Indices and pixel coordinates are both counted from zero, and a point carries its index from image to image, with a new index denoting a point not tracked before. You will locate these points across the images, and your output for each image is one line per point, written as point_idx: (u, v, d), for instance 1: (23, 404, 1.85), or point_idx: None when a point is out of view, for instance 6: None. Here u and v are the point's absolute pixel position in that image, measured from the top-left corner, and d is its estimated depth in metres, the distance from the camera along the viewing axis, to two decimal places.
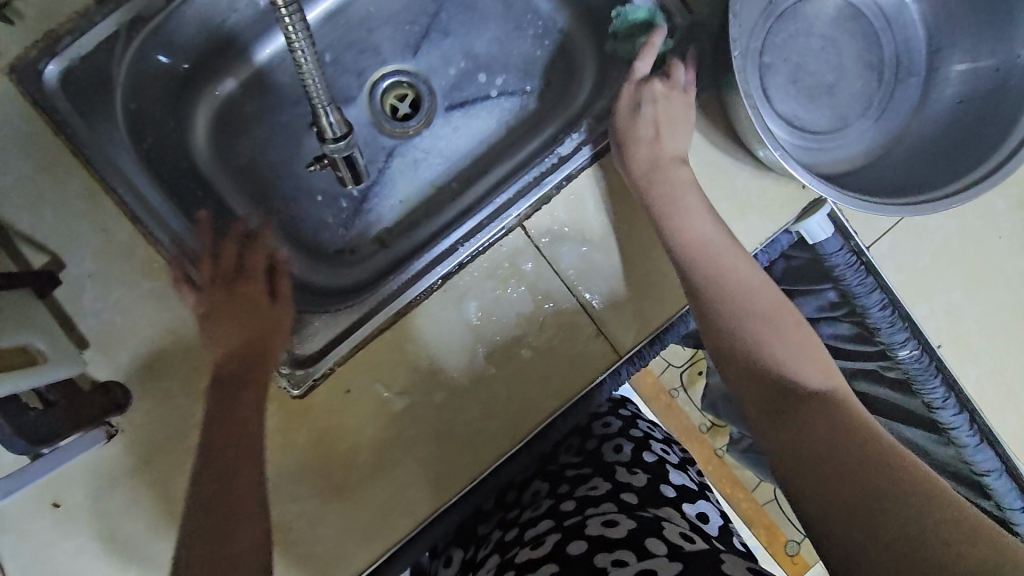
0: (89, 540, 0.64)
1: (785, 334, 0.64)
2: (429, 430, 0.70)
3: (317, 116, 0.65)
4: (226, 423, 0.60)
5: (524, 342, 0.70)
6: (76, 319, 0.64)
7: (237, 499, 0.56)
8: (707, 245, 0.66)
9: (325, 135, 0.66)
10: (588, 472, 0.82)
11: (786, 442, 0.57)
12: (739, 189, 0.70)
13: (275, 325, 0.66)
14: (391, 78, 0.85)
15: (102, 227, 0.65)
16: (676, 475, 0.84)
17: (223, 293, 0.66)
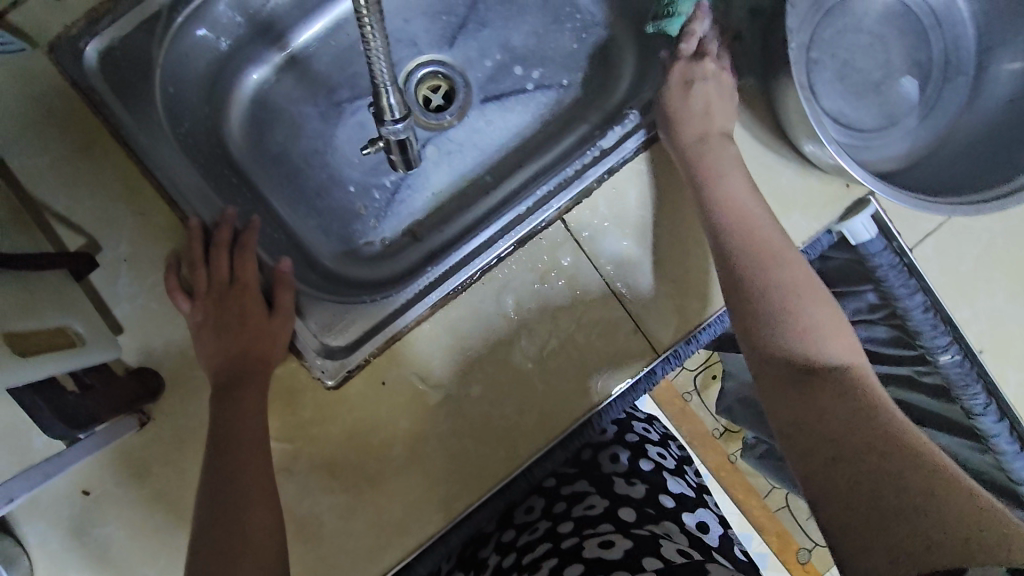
0: (118, 528, 0.63)
1: (813, 324, 0.61)
2: (463, 425, 0.69)
3: (379, 97, 0.61)
4: (232, 433, 0.58)
5: (562, 336, 0.69)
6: (111, 303, 0.63)
7: (249, 510, 0.55)
8: (732, 235, 0.64)
9: (385, 116, 0.63)
10: (586, 487, 0.81)
11: (802, 434, 0.55)
12: (783, 186, 0.69)
13: (272, 341, 0.62)
14: (428, 69, 0.84)
15: (140, 211, 0.64)
16: (674, 483, 0.84)
17: (216, 307, 0.62)
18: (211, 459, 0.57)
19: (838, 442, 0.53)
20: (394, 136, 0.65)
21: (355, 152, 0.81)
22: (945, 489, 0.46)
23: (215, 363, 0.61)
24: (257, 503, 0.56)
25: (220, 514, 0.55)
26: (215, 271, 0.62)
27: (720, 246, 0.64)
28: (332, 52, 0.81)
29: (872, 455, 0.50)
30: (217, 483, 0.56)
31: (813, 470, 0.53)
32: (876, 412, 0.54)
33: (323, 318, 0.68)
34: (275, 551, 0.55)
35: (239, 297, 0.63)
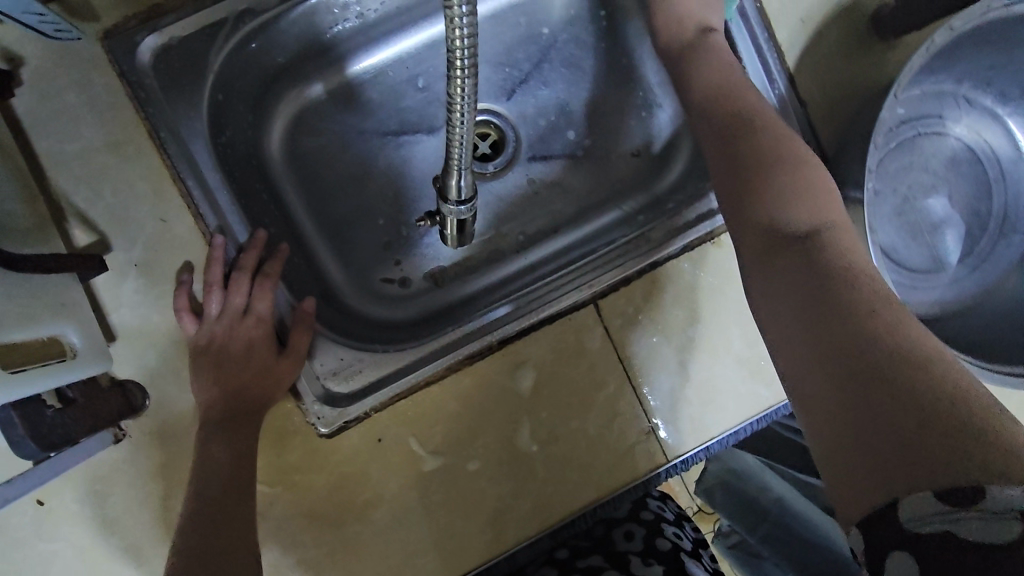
0: (66, 547, 0.58)
1: (801, 203, 0.52)
2: (456, 497, 0.65)
3: (447, 177, 0.61)
4: (219, 480, 0.54)
5: (573, 423, 0.66)
6: (110, 309, 0.59)
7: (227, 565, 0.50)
8: (718, 151, 0.59)
9: (449, 195, 0.63)
10: (601, 562, 0.76)
11: (782, 325, 0.48)
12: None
13: (277, 383, 0.59)
14: (480, 116, 0.82)
15: (163, 216, 0.61)
16: (695, 567, 0.77)
17: (224, 334, 0.59)
18: (195, 503, 0.53)
19: (808, 333, 0.45)
20: (453, 216, 0.65)
21: (391, 186, 0.79)
22: (922, 382, 0.39)
23: (210, 396, 0.57)
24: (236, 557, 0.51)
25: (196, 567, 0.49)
26: (232, 296, 0.60)
27: (718, 160, 0.59)
28: (388, 83, 0.79)
29: (844, 341, 0.43)
30: (196, 532, 0.51)
31: (789, 365, 0.46)
32: (854, 284, 0.45)
33: (331, 361, 0.65)
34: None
35: (252, 328, 0.60)
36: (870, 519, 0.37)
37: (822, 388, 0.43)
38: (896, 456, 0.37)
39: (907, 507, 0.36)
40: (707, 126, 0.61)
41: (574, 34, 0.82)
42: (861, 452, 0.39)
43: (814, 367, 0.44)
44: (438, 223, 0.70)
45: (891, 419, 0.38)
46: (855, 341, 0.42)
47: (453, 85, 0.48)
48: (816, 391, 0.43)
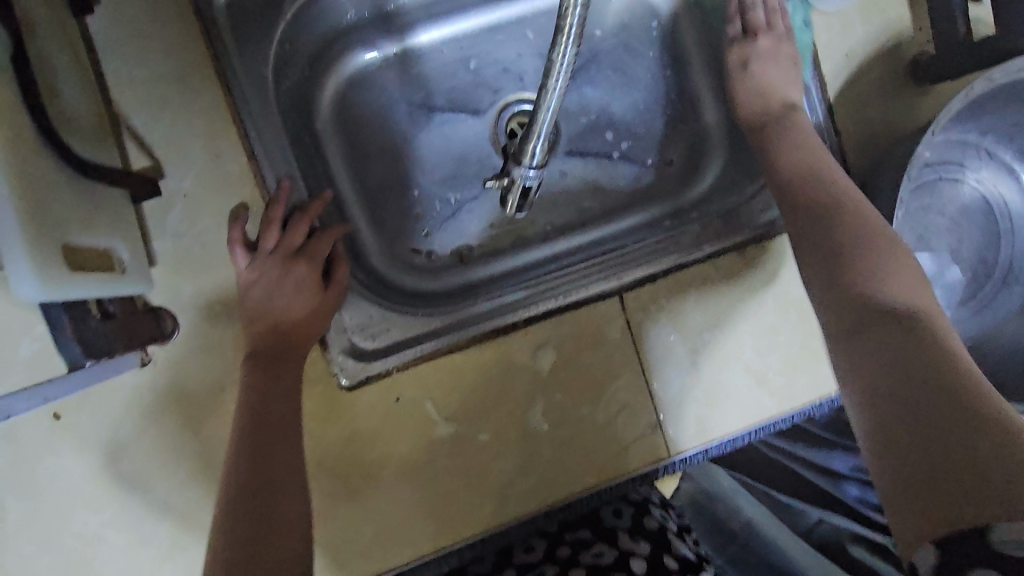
0: (77, 463, 0.61)
1: (878, 258, 0.54)
2: (461, 467, 0.67)
3: (526, 142, 0.67)
4: (267, 409, 0.57)
5: (583, 410, 0.68)
6: (154, 234, 0.61)
7: (281, 509, 0.53)
8: (795, 221, 0.61)
9: (523, 159, 0.69)
10: (590, 537, 0.80)
11: (853, 371, 0.50)
12: (812, 325, 0.72)
13: (322, 315, 0.61)
14: (524, 106, 0.83)
15: (217, 152, 0.62)
16: (681, 546, 0.79)
17: (277, 269, 0.60)
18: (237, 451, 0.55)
19: (882, 381, 0.47)
20: (520, 181, 0.72)
21: (430, 160, 0.81)
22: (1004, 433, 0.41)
23: (257, 328, 0.59)
24: (289, 502, 0.54)
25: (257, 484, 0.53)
26: (288, 235, 0.61)
27: (794, 229, 0.61)
28: (440, 60, 0.81)
29: (921, 388, 0.45)
30: (244, 482, 0.53)
31: (855, 408, 0.49)
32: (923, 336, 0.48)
33: (360, 317, 0.66)
34: (299, 549, 0.53)
35: (299, 268, 0.61)
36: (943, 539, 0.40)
37: (893, 428, 0.45)
38: (982, 495, 0.39)
39: (997, 532, 0.38)
40: (784, 195, 0.64)
41: (625, 40, 0.85)
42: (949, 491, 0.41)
43: (896, 418, 0.45)
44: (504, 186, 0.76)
45: (979, 460, 0.40)
46: (932, 387, 0.44)
47: (560, 45, 0.53)
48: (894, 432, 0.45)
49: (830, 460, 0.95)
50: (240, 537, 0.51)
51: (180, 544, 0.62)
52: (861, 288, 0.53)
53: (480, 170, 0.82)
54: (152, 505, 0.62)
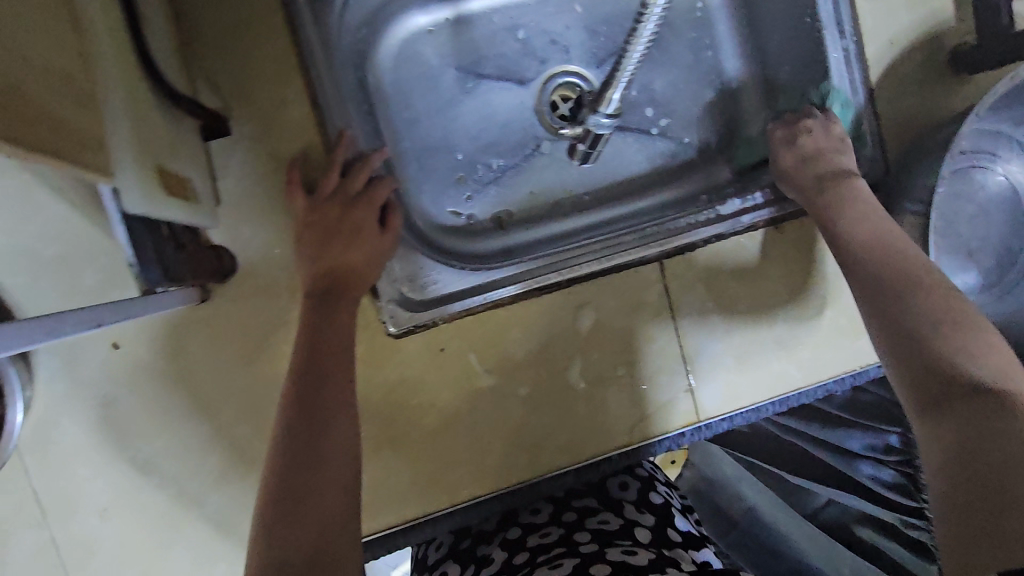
0: (131, 393, 0.63)
1: (962, 326, 0.54)
2: (500, 419, 0.69)
3: (607, 90, 0.75)
4: (324, 335, 0.60)
5: (620, 370, 0.71)
6: (219, 174, 0.63)
7: (328, 439, 0.55)
8: (864, 274, 0.61)
9: (601, 105, 0.75)
10: (596, 504, 0.73)
11: (933, 430, 0.51)
12: (842, 298, 0.74)
13: (375, 256, 0.63)
14: (568, 78, 0.85)
15: (284, 99, 0.64)
16: (683, 522, 0.73)
17: (337, 213, 0.63)
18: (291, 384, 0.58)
19: (962, 452, 0.47)
20: (593, 128, 0.77)
21: (474, 127, 0.83)
22: None
23: (317, 269, 0.62)
24: (337, 436, 0.56)
25: (317, 411, 0.56)
26: (348, 182, 0.64)
27: (864, 283, 0.61)
28: (490, 28, 0.83)
29: (1001, 462, 0.44)
30: (294, 410, 0.56)
31: (931, 469, 0.49)
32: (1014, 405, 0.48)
33: (409, 268, 0.67)
34: (346, 481, 0.55)
35: (358, 213, 0.63)
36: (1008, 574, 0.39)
37: (971, 478, 0.45)
38: None
39: None
40: (850, 249, 0.64)
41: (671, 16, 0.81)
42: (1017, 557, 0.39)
43: (971, 487, 0.44)
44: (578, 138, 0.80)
45: None
46: (1018, 454, 0.44)
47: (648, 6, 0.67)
48: (966, 499, 0.44)
49: (844, 439, 0.92)
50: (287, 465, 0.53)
51: (228, 476, 0.64)
52: (946, 352, 0.53)
53: (521, 139, 0.84)
54: (199, 438, 0.64)
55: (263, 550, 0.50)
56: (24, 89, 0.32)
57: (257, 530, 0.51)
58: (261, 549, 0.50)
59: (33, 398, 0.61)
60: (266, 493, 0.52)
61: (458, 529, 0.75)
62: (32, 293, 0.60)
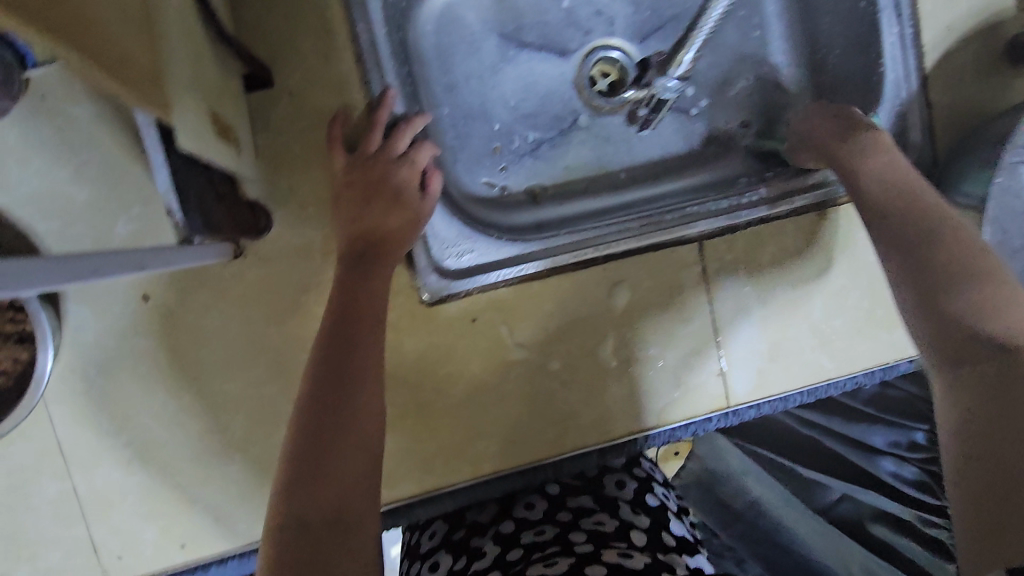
0: (157, 347, 0.62)
1: (987, 285, 0.49)
2: (530, 393, 0.68)
3: (678, 52, 0.73)
4: (357, 294, 0.58)
5: (653, 351, 0.70)
6: (260, 128, 0.63)
7: (356, 406, 0.53)
8: (889, 226, 0.55)
9: (671, 68, 0.74)
10: (592, 504, 0.65)
11: (953, 395, 0.47)
12: (880, 289, 0.73)
13: (413, 220, 0.61)
14: (610, 52, 0.82)
15: (328, 54, 0.63)
16: (679, 525, 0.65)
17: (378, 173, 0.62)
18: (321, 344, 0.56)
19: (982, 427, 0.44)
20: (659, 92, 0.74)
21: (512, 97, 0.81)
22: None
23: (352, 231, 0.61)
24: (364, 403, 0.54)
25: (343, 371, 0.54)
26: (391, 143, 0.62)
27: (886, 236, 0.55)
28: None
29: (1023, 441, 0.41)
30: (324, 372, 0.54)
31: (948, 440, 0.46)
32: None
33: (446, 235, 0.66)
34: (370, 449, 0.53)
35: (398, 174, 0.62)
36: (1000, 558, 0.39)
37: (987, 457, 0.43)
38: None
39: None
40: (876, 201, 0.57)
41: None
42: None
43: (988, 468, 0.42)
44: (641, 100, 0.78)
45: None
46: None
47: None
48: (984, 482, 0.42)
49: (868, 435, 0.91)
50: (311, 428, 0.52)
51: (253, 436, 0.63)
52: (965, 310, 0.49)
53: (559, 113, 0.82)
54: (226, 396, 0.63)
55: (284, 511, 0.49)
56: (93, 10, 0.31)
57: (278, 489, 0.50)
58: (282, 510, 0.49)
59: (64, 347, 0.61)
60: (290, 454, 0.51)
61: (454, 517, 0.68)
62: (62, 239, 0.59)
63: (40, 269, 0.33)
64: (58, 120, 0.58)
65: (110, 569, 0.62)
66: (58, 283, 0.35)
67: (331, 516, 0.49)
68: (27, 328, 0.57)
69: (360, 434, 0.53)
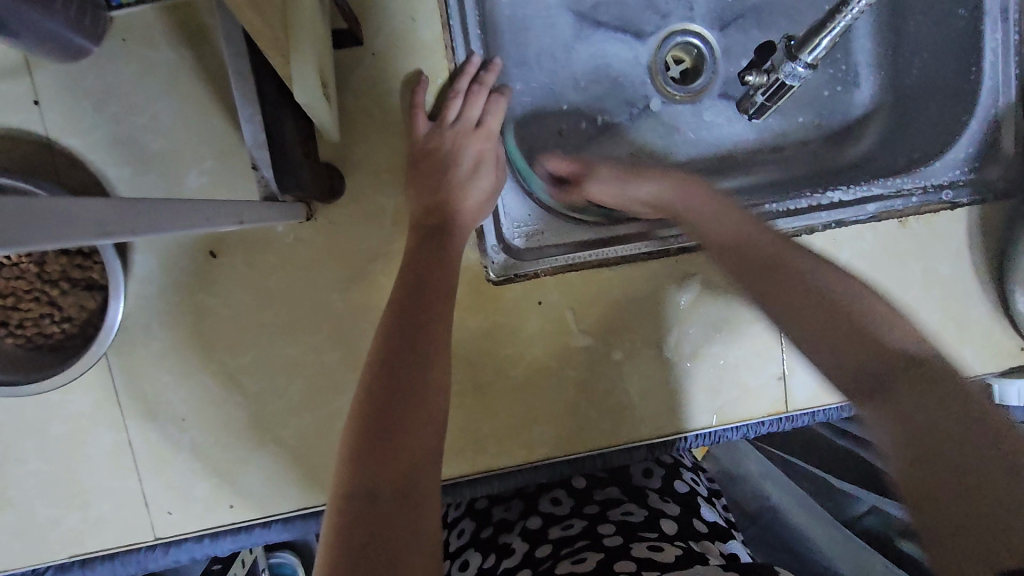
0: (219, 306, 0.61)
1: (862, 294, 0.53)
2: (588, 382, 0.67)
3: (814, 34, 0.60)
4: (430, 264, 0.56)
5: (715, 349, 0.68)
6: (341, 88, 0.61)
7: (427, 379, 0.50)
8: (745, 272, 0.57)
9: (801, 53, 0.62)
10: (619, 495, 0.67)
11: (878, 413, 0.48)
12: (954, 305, 0.71)
13: (492, 189, 0.61)
14: (688, 39, 0.76)
15: (413, 14, 0.61)
16: (709, 512, 0.67)
17: (453, 141, 0.61)
18: (392, 314, 0.53)
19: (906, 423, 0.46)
20: (782, 78, 0.65)
21: (583, 77, 0.75)
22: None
23: (428, 201, 0.59)
24: (436, 377, 0.51)
25: (411, 339, 0.52)
26: (469, 109, 0.61)
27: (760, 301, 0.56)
28: None
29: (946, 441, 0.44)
30: (394, 340, 0.52)
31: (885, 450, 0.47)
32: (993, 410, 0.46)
33: (516, 213, 0.68)
34: (438, 426, 0.50)
35: (476, 144, 0.61)
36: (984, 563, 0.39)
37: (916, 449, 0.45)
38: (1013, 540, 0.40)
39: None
40: (739, 253, 0.58)
41: None
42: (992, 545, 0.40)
43: (940, 476, 0.43)
44: (757, 83, 0.69)
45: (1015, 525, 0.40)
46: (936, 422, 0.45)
47: None
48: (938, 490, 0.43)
49: None
50: (380, 397, 0.49)
51: (310, 401, 0.63)
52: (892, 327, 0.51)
53: (630, 97, 0.76)
54: (285, 359, 0.62)
55: (351, 483, 0.46)
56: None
57: (344, 459, 0.47)
58: (350, 480, 0.46)
59: (130, 299, 0.60)
60: (357, 421, 0.48)
61: (480, 514, 0.70)
62: (135, 188, 0.58)
63: (178, 210, 0.32)
64: (138, 64, 0.56)
65: (158, 524, 0.63)
66: (191, 222, 0.34)
67: (401, 490, 0.46)
68: (94, 276, 0.57)
69: (430, 407, 0.50)
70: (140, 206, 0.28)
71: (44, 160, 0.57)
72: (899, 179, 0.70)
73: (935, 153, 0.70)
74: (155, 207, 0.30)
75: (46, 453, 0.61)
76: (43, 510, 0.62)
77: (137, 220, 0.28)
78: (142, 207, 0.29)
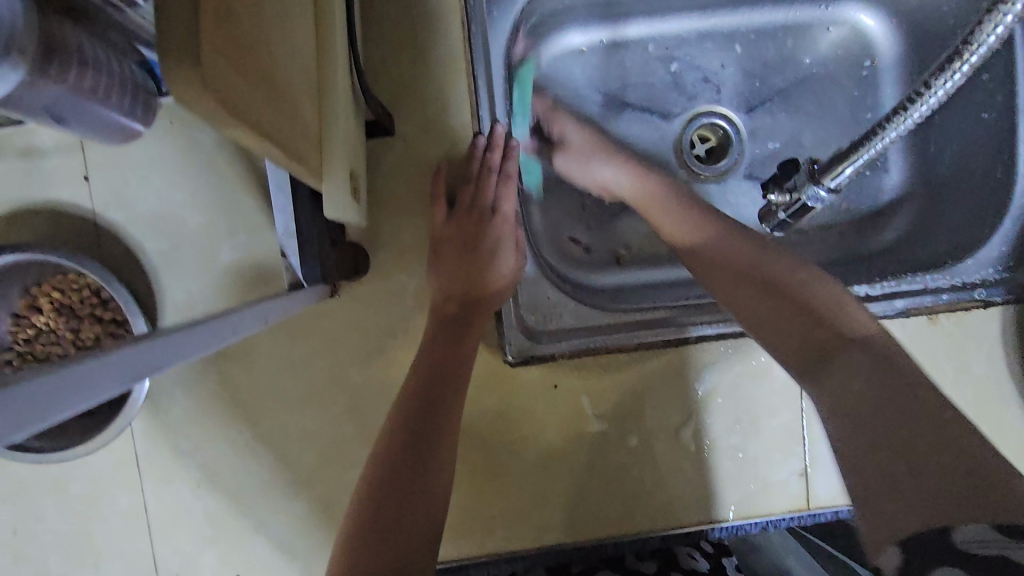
0: (241, 374, 0.63)
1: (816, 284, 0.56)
2: (600, 467, 0.66)
3: (838, 162, 0.58)
4: (446, 348, 0.57)
5: (733, 440, 0.66)
6: (372, 170, 0.63)
7: (433, 463, 0.51)
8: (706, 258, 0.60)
9: (822, 178, 0.60)
10: None
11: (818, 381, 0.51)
12: (986, 406, 0.68)
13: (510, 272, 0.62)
14: (713, 120, 0.76)
15: (445, 104, 0.64)
16: None
17: (471, 226, 0.63)
18: (405, 397, 0.54)
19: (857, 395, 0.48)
20: (805, 198, 0.63)
21: None
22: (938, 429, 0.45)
23: (447, 283, 0.61)
24: (444, 462, 0.52)
25: (419, 422, 0.52)
26: (482, 192, 0.63)
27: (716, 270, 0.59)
28: (641, 55, 0.75)
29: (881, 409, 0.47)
30: (405, 421, 0.52)
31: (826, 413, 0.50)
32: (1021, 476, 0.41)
33: (535, 296, 0.65)
34: (438, 515, 0.50)
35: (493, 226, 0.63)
36: (916, 545, 0.40)
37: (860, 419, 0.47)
38: (926, 488, 0.42)
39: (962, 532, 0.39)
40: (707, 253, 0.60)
41: (835, 73, 0.75)
42: (922, 504, 0.41)
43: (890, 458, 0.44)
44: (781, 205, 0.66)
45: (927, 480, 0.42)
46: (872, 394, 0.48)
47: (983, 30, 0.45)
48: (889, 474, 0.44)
49: None
50: (385, 482, 0.49)
51: (320, 473, 0.63)
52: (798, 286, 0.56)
53: None
54: (300, 429, 0.63)
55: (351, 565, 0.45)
56: (268, 76, 0.32)
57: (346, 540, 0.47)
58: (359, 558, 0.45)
59: None
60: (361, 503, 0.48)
61: None
62: (168, 260, 0.60)
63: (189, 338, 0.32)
64: (183, 146, 0.60)
65: None
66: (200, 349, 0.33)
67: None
68: None
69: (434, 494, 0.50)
70: (145, 352, 0.27)
71: (89, 231, 0.60)
72: (929, 276, 0.67)
73: (968, 251, 0.67)
74: (162, 346, 0.29)
75: (64, 511, 0.63)
76: (56, 567, 0.63)
77: (142, 367, 0.27)
78: (147, 349, 0.28)
